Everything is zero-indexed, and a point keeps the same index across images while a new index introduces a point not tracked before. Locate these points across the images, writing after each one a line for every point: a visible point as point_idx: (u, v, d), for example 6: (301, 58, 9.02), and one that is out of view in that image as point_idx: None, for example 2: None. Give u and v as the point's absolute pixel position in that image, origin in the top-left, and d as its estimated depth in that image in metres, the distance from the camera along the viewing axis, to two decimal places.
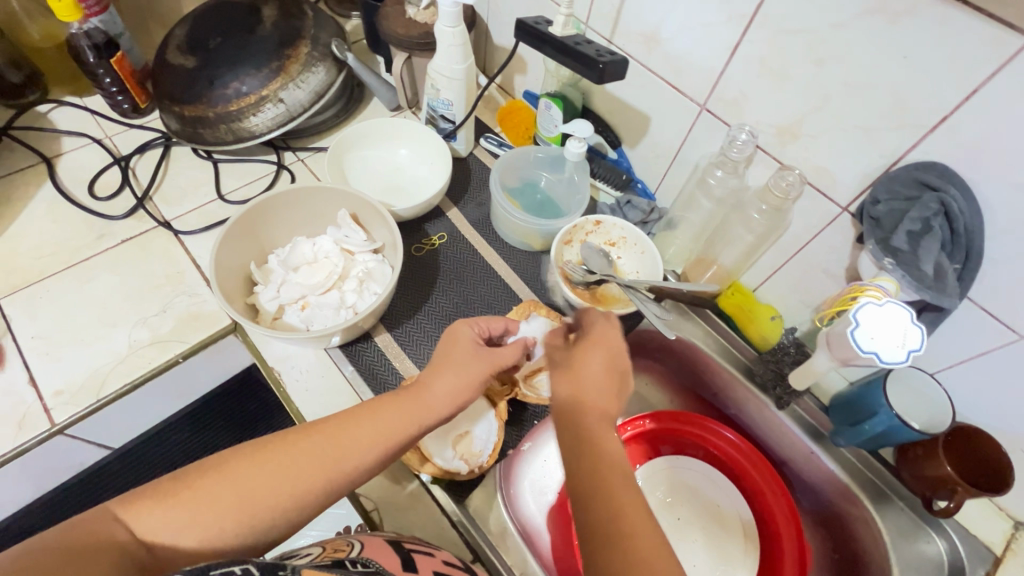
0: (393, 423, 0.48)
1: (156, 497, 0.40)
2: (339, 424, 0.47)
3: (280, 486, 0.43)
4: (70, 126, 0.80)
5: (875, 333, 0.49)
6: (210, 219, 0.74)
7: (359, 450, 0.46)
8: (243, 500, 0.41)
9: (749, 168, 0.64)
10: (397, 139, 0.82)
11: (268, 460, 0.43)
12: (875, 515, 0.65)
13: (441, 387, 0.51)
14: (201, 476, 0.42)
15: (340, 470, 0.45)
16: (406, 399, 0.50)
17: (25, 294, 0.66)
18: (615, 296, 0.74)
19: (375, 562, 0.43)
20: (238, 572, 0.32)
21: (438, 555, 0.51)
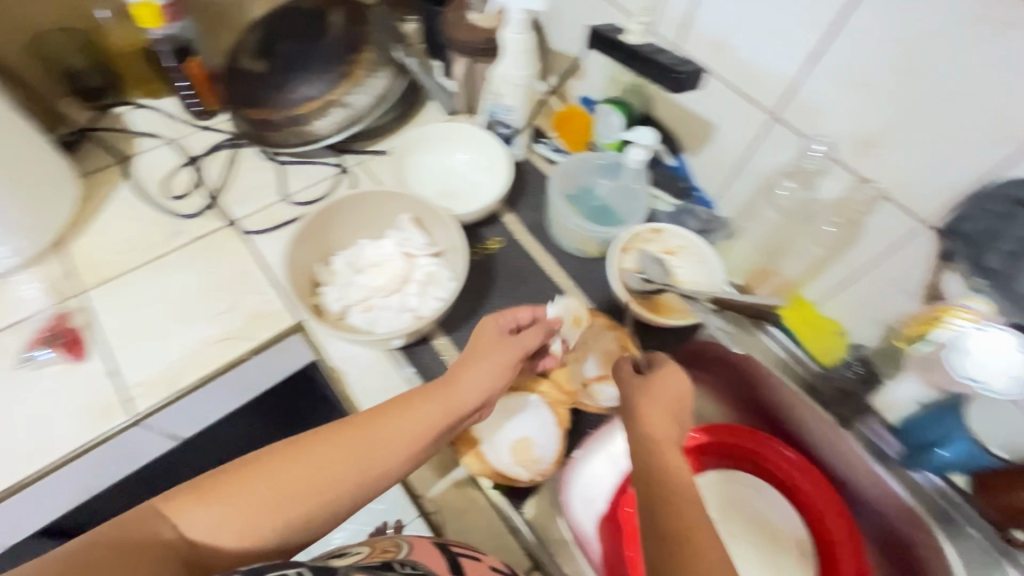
0: (425, 418, 0.49)
1: (197, 495, 0.40)
2: (374, 420, 0.47)
3: (320, 482, 0.43)
4: (146, 127, 0.84)
5: (980, 361, 0.49)
6: (275, 220, 0.77)
7: (394, 446, 0.47)
8: (285, 497, 0.41)
9: (822, 180, 0.62)
10: (456, 143, 0.82)
11: (307, 456, 0.44)
12: (945, 544, 0.63)
13: (468, 383, 0.53)
14: (241, 474, 0.42)
15: (376, 464, 0.46)
16: (437, 395, 0.51)
17: (108, 289, 0.69)
18: (673, 305, 0.74)
19: (423, 565, 0.43)
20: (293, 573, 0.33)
21: (486, 560, 0.50)
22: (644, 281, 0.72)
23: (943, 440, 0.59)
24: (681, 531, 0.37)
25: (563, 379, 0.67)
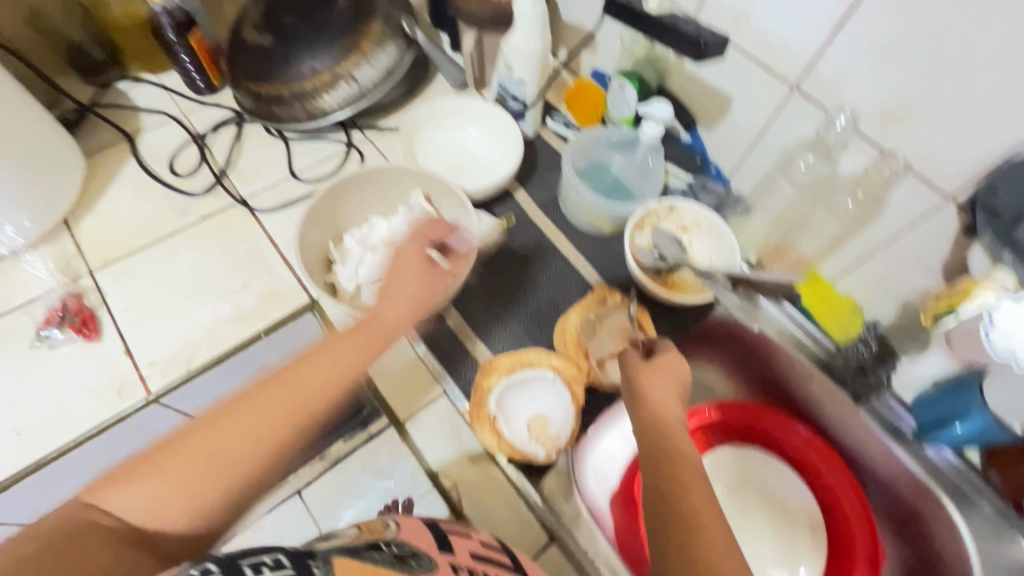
0: (348, 355, 0.48)
1: (126, 477, 0.39)
2: (297, 367, 0.46)
3: (251, 435, 0.42)
4: (148, 103, 0.82)
5: (1014, 334, 0.49)
6: (284, 198, 0.75)
7: (323, 386, 0.46)
8: (217, 458, 0.40)
9: (843, 155, 0.61)
10: (467, 119, 0.81)
11: (234, 414, 0.42)
12: (957, 517, 0.63)
13: (382, 318, 0.52)
14: (168, 449, 0.40)
15: (309, 405, 0.45)
16: (360, 333, 0.51)
17: (117, 268, 0.68)
18: (688, 283, 0.73)
19: (410, 546, 0.41)
20: (267, 561, 0.30)
21: (477, 537, 0.49)
22: (659, 258, 0.72)
23: (957, 415, 0.60)
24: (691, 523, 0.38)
25: (579, 358, 0.67)
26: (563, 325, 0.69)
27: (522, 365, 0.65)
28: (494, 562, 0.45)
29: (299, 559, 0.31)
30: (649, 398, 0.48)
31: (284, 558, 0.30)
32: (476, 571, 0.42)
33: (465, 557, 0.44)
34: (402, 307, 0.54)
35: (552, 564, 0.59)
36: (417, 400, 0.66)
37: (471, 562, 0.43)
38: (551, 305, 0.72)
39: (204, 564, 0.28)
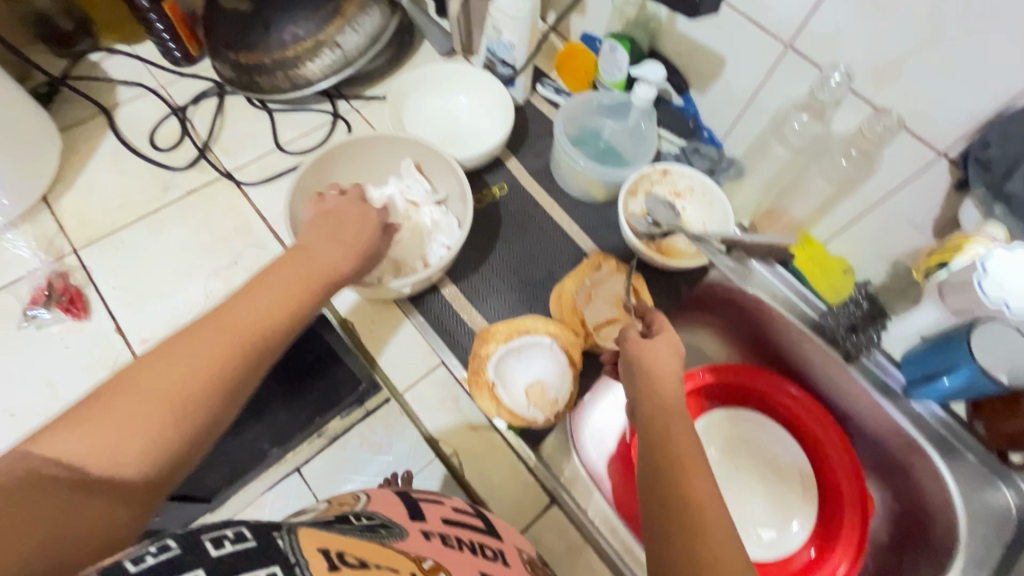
0: (292, 281, 0.46)
1: (60, 425, 0.32)
2: (239, 297, 0.43)
3: (205, 364, 0.37)
4: (123, 75, 0.79)
5: (1006, 282, 0.49)
6: (270, 171, 0.74)
7: (272, 307, 0.42)
8: (168, 390, 0.35)
9: (836, 113, 0.61)
10: (455, 86, 0.79)
11: (180, 347, 0.37)
12: (942, 468, 0.65)
13: (322, 251, 0.50)
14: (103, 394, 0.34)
15: (263, 330, 0.41)
16: (303, 264, 0.48)
17: (102, 246, 0.67)
18: (682, 249, 0.73)
19: (380, 514, 0.40)
20: (231, 534, 0.26)
21: (449, 502, 0.49)
22: (652, 224, 0.71)
23: (948, 370, 0.60)
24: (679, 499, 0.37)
25: (575, 324, 0.67)
26: (558, 292, 0.69)
27: (521, 332, 0.65)
28: (467, 525, 0.45)
29: (265, 528, 0.27)
30: (649, 366, 0.46)
31: (249, 530, 0.26)
32: (448, 536, 0.41)
33: (436, 522, 0.43)
34: (341, 243, 0.52)
35: (553, 526, 0.60)
36: (415, 370, 0.66)
37: (442, 527, 0.42)
38: (546, 273, 0.72)
39: (162, 541, 0.24)
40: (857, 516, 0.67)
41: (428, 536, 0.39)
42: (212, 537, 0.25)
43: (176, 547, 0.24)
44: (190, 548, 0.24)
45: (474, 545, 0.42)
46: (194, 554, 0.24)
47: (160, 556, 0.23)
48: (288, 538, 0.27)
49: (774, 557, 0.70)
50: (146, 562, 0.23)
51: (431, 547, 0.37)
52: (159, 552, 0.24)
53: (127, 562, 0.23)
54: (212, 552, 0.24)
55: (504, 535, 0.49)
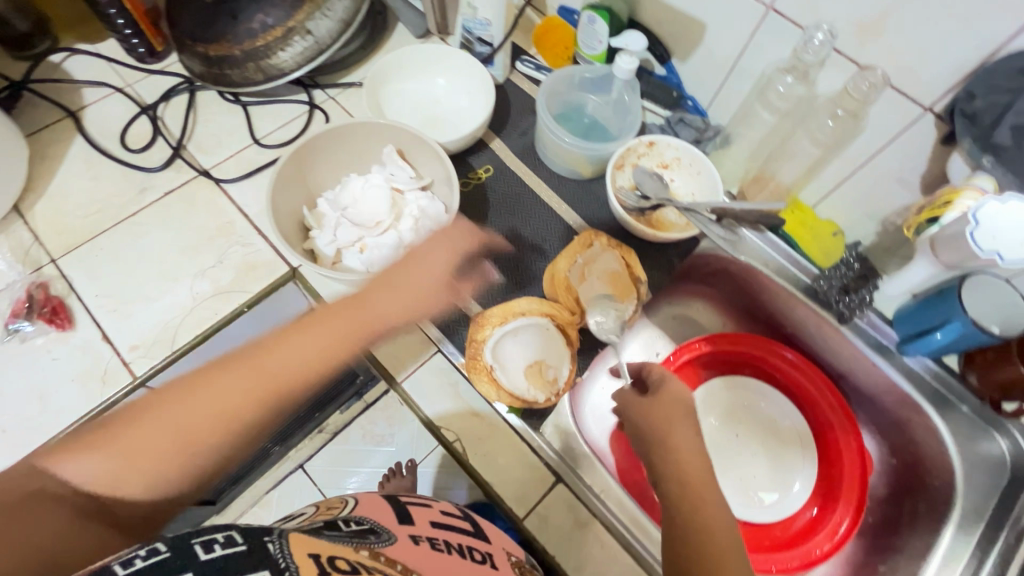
0: (334, 335, 0.45)
1: (92, 444, 0.36)
2: (274, 343, 0.43)
3: (217, 412, 0.39)
4: (88, 75, 0.76)
5: (997, 232, 0.49)
6: (249, 166, 0.72)
7: (303, 363, 0.43)
8: (182, 429, 0.37)
9: (821, 74, 0.60)
10: (433, 68, 0.77)
11: (204, 386, 0.39)
12: (938, 422, 0.66)
13: (378, 305, 0.50)
14: (125, 420, 0.37)
15: (289, 383, 0.42)
16: (354, 317, 0.48)
17: (81, 254, 0.65)
18: (671, 222, 0.73)
19: (370, 520, 0.40)
20: (222, 538, 0.25)
21: (437, 506, 0.50)
22: (641, 197, 0.71)
23: (943, 323, 0.60)
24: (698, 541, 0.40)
25: (570, 303, 0.66)
26: (551, 271, 0.68)
27: (515, 315, 0.65)
28: (455, 528, 0.47)
29: (255, 531, 0.27)
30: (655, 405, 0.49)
31: (239, 533, 0.26)
32: (436, 539, 0.42)
33: (424, 526, 0.44)
34: (396, 291, 0.51)
35: (560, 503, 0.59)
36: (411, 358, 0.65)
37: (430, 531, 0.43)
38: (538, 253, 0.71)
39: (152, 544, 0.24)
40: (857, 475, 0.68)
41: (416, 541, 0.40)
42: (202, 541, 0.25)
43: (166, 550, 0.24)
44: (180, 552, 0.24)
45: (462, 548, 0.44)
46: (183, 560, 0.24)
47: (149, 560, 0.23)
48: (279, 543, 0.27)
49: (777, 518, 0.72)
50: (134, 565, 0.23)
51: (418, 551, 0.38)
52: (149, 556, 0.24)
53: (116, 566, 0.23)
54: (201, 556, 0.24)
55: (492, 538, 0.50)
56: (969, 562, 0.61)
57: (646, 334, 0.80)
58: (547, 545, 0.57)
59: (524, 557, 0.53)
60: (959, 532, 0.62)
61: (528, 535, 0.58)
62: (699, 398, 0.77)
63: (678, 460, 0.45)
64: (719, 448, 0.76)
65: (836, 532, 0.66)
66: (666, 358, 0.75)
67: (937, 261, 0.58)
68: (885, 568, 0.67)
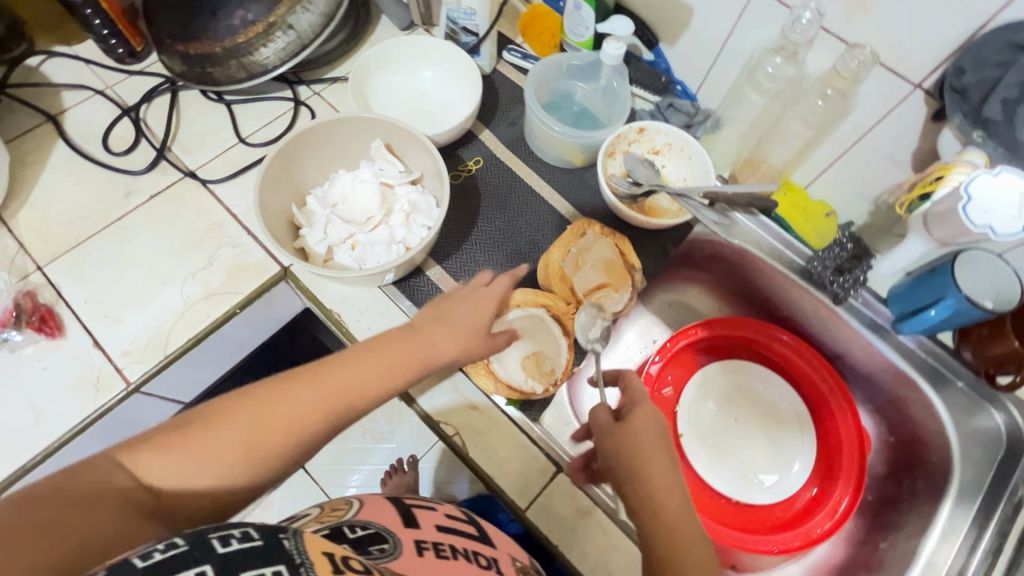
0: (396, 361, 0.45)
1: (159, 445, 0.36)
2: (338, 364, 0.43)
3: (280, 428, 0.39)
4: (67, 78, 0.75)
5: (990, 206, 0.49)
6: (235, 166, 0.71)
7: (364, 387, 0.43)
8: (250, 440, 0.38)
9: (809, 53, 0.60)
10: (418, 60, 0.76)
11: (272, 401, 0.39)
12: (934, 398, 0.67)
13: (441, 337, 0.48)
14: (200, 423, 0.37)
15: (351, 404, 0.42)
16: (416, 346, 0.47)
17: (69, 260, 0.64)
18: (664, 207, 0.73)
19: (375, 524, 0.40)
20: (238, 535, 0.25)
21: (441, 509, 0.50)
22: (633, 184, 0.70)
23: (936, 301, 0.60)
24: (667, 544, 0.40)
25: (564, 293, 0.67)
26: (545, 260, 0.68)
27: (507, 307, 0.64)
28: (459, 532, 0.46)
29: (272, 527, 0.26)
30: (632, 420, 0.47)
31: (256, 529, 0.26)
32: (441, 544, 0.42)
33: (429, 531, 0.43)
34: (457, 326, 0.50)
35: (561, 493, 0.59)
36: None
37: (435, 535, 0.43)
38: (531, 244, 0.70)
39: (170, 538, 0.24)
40: (856, 454, 0.69)
41: (420, 549, 0.40)
42: (218, 537, 0.25)
43: (184, 543, 0.24)
44: (198, 545, 0.24)
45: (467, 553, 0.44)
46: (202, 551, 0.24)
47: (168, 552, 0.23)
48: (295, 539, 0.27)
49: (778, 500, 0.72)
50: (154, 557, 0.23)
51: (420, 561, 0.38)
52: (167, 549, 0.24)
53: (135, 558, 0.23)
54: (218, 550, 0.24)
55: (498, 543, 0.50)
56: (968, 535, 0.62)
57: (642, 321, 0.79)
58: (549, 534, 0.57)
59: (528, 561, 0.53)
60: (957, 506, 0.64)
61: (530, 525, 0.58)
62: (697, 383, 0.78)
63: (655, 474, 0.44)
64: (719, 433, 0.76)
65: (836, 510, 0.67)
66: (663, 345, 0.75)
67: (931, 239, 0.58)
68: (885, 545, 0.67)
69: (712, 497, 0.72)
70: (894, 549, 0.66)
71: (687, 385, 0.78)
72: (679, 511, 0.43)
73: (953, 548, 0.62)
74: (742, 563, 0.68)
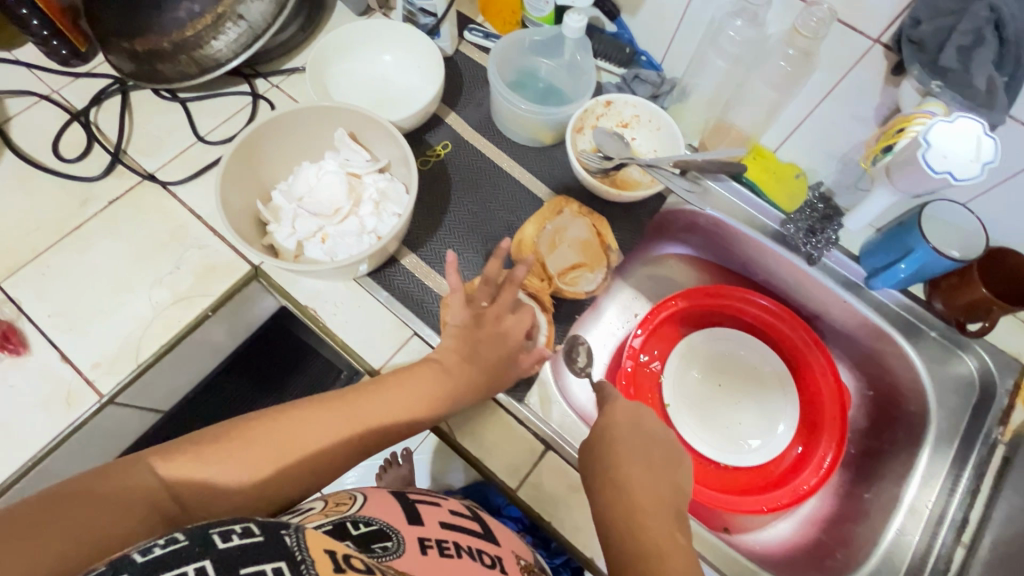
0: (417, 392, 0.49)
1: (194, 453, 0.38)
2: (362, 396, 0.47)
3: (305, 450, 0.42)
4: (9, 85, 0.71)
5: (948, 151, 0.48)
6: (195, 165, 0.69)
7: (389, 417, 0.47)
8: (278, 459, 0.41)
9: (768, 14, 0.59)
10: (378, 43, 0.74)
11: (306, 419, 0.43)
12: (909, 350, 0.68)
13: (459, 365, 0.52)
14: (238, 436, 0.41)
15: (370, 430, 0.46)
16: (434, 380, 0.50)
17: (28, 274, 0.62)
18: (636, 179, 0.72)
19: (379, 520, 0.40)
20: (238, 530, 0.25)
21: (445, 505, 0.50)
22: (604, 158, 0.70)
23: (906, 254, 0.61)
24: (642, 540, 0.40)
25: (539, 270, 0.66)
26: (519, 237, 0.66)
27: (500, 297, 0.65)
28: (466, 530, 0.47)
29: (275, 522, 0.26)
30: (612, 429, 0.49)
31: (258, 525, 0.25)
32: (446, 542, 0.42)
33: (433, 527, 0.44)
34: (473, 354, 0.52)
35: (552, 470, 0.59)
36: (387, 344, 0.62)
37: (440, 532, 0.43)
38: (506, 226, 0.70)
39: (170, 534, 0.24)
40: (838, 409, 0.70)
41: (424, 548, 0.40)
42: (218, 532, 0.24)
43: (184, 539, 0.24)
44: (198, 540, 0.24)
45: (472, 551, 0.44)
46: (202, 547, 0.24)
47: (167, 547, 0.23)
48: (298, 535, 0.26)
49: (765, 460, 0.74)
50: (153, 553, 0.23)
51: (425, 560, 0.39)
52: (167, 544, 0.24)
53: (135, 554, 0.23)
54: (218, 545, 0.24)
55: (501, 540, 0.51)
56: (945, 479, 0.64)
57: (622, 297, 0.80)
58: (540, 511, 0.57)
59: (531, 558, 0.54)
60: (936, 453, 0.65)
61: (523, 504, 0.58)
62: (681, 353, 0.79)
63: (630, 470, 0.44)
64: (704, 400, 0.77)
65: (821, 466, 0.69)
66: (644, 318, 0.75)
67: (895, 189, 0.57)
68: (869, 495, 0.68)
69: (700, 461, 0.73)
70: (878, 498, 0.67)
71: (672, 356, 0.79)
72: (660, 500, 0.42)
73: (933, 493, 0.64)
74: (734, 524, 0.69)
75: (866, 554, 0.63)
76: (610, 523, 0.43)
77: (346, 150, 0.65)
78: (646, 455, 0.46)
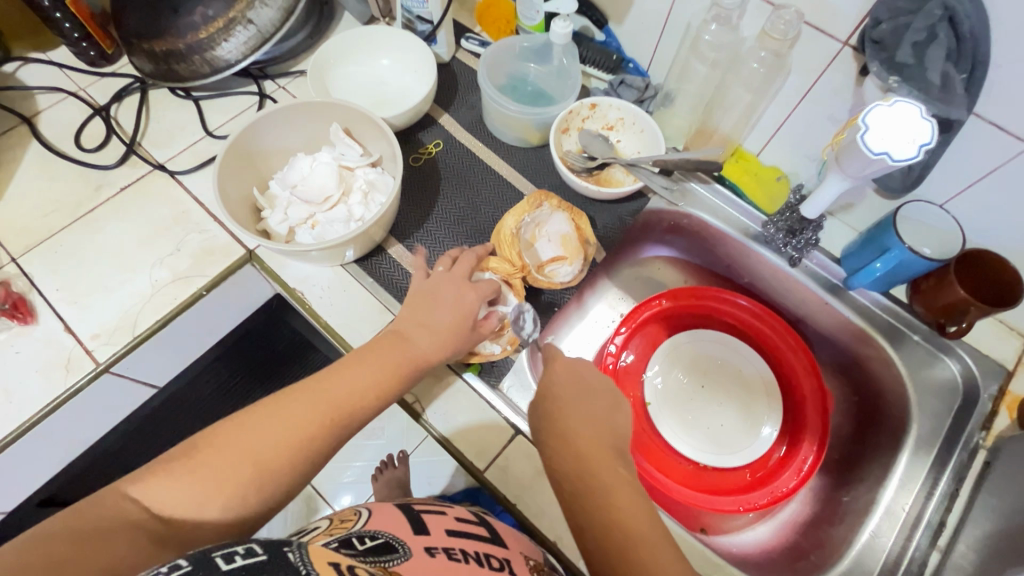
0: (383, 364, 0.50)
1: (170, 472, 0.41)
2: (332, 377, 0.49)
3: (280, 448, 0.44)
4: (41, 82, 0.78)
5: (885, 134, 0.50)
6: (201, 157, 0.74)
7: (358, 397, 0.48)
8: (257, 458, 0.43)
9: (743, 19, 0.62)
10: (378, 48, 0.78)
11: (270, 414, 0.45)
12: (892, 354, 0.68)
13: (422, 338, 0.53)
14: (205, 449, 0.43)
15: (343, 404, 0.48)
16: (401, 352, 0.52)
17: (42, 251, 0.66)
18: (619, 179, 0.75)
19: (385, 533, 0.42)
20: (241, 549, 0.28)
21: (451, 512, 0.52)
22: (588, 159, 0.73)
23: (882, 253, 0.62)
24: (604, 501, 0.41)
25: (514, 257, 0.66)
26: (498, 228, 0.68)
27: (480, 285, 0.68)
28: (469, 535, 0.48)
29: (276, 542, 0.29)
30: (555, 391, 0.49)
31: (260, 545, 0.29)
32: (452, 549, 0.44)
33: (439, 536, 0.46)
34: (438, 330, 0.54)
35: (519, 454, 0.60)
36: (369, 328, 0.65)
37: (445, 540, 0.45)
38: (491, 220, 0.72)
39: (174, 561, 0.27)
40: (818, 411, 0.70)
41: (431, 553, 0.42)
42: (223, 553, 0.27)
43: (187, 564, 0.26)
44: (202, 564, 0.27)
45: (480, 557, 0.45)
46: (206, 569, 0.26)
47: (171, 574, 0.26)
48: (299, 552, 0.29)
49: (745, 462, 0.73)
50: None
51: (431, 564, 0.40)
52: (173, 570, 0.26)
53: None
54: (223, 566, 0.27)
55: (510, 543, 0.51)
56: (924, 482, 0.63)
57: (609, 296, 0.80)
58: (507, 493, 0.58)
59: (543, 559, 0.53)
60: (915, 457, 0.64)
61: (490, 485, 0.59)
62: (664, 354, 0.79)
63: (575, 436, 0.45)
64: (685, 401, 0.77)
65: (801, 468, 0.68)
66: (626, 317, 0.76)
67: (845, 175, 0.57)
68: (847, 498, 0.67)
69: (676, 459, 0.73)
70: (857, 500, 0.66)
71: (655, 356, 0.79)
72: (602, 456, 0.43)
73: (910, 495, 0.63)
74: (711, 525, 0.68)
75: (839, 555, 0.63)
76: (565, 486, 0.43)
77: (342, 145, 0.68)
78: (596, 420, 0.46)
